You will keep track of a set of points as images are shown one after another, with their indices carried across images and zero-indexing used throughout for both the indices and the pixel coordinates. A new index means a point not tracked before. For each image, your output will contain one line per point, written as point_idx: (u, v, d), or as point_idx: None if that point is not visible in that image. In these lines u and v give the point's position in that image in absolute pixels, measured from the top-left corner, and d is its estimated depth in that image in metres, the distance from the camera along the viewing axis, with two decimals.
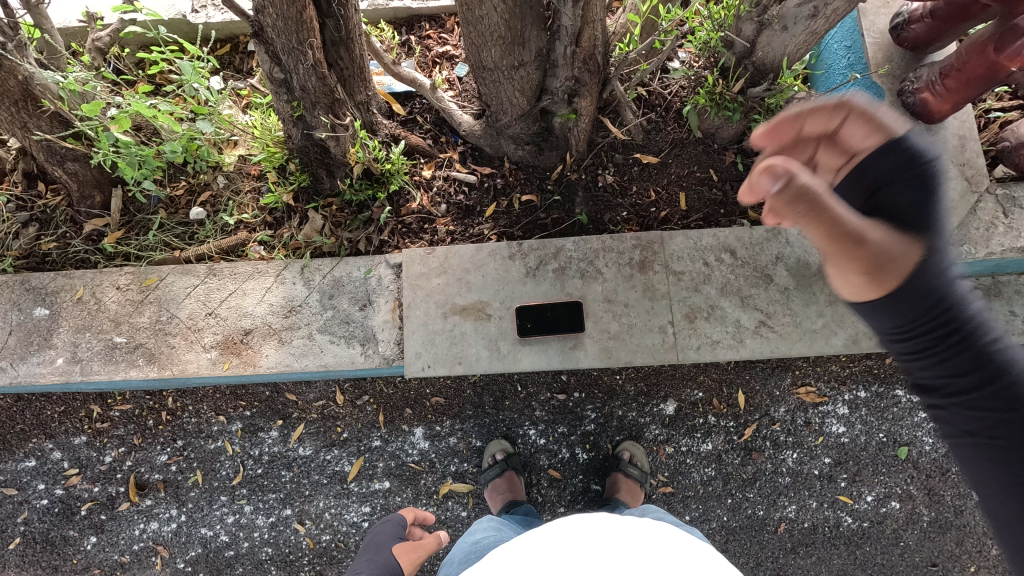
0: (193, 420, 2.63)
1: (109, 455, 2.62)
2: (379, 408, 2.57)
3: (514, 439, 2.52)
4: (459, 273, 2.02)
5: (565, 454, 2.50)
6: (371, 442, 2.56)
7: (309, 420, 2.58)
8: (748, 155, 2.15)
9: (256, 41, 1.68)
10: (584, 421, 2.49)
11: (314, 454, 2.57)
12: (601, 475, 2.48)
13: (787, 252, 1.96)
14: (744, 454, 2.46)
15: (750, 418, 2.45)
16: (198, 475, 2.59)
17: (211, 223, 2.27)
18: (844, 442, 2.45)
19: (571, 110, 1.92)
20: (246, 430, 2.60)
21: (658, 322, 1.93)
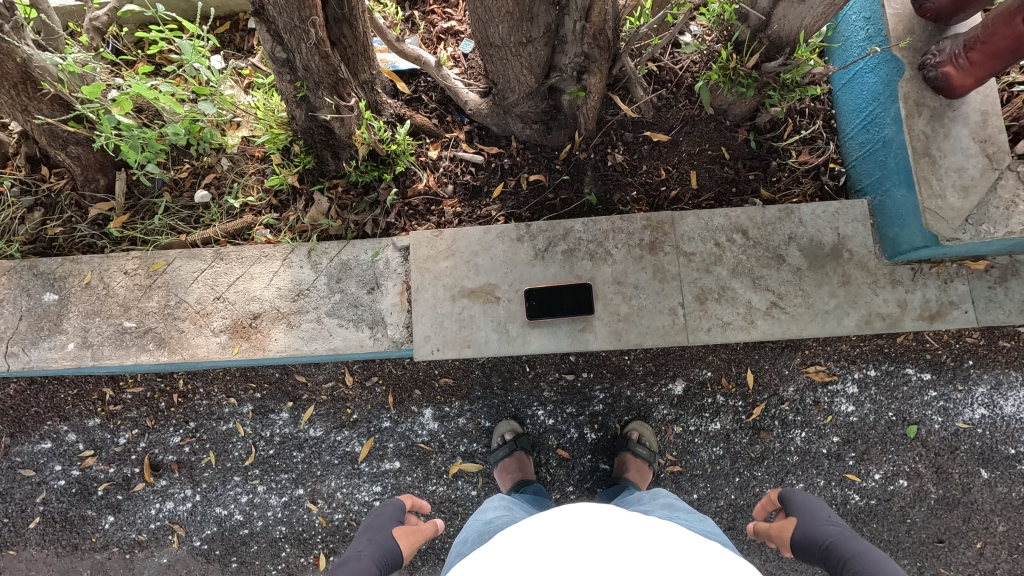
0: (205, 402, 2.65)
1: (123, 437, 2.66)
2: (388, 389, 2.58)
3: (523, 420, 2.53)
4: (467, 255, 2.00)
5: (573, 434, 2.51)
6: (381, 423, 2.58)
7: (319, 401, 2.60)
8: (761, 132, 2.10)
9: (257, 20, 1.64)
10: (592, 401, 2.49)
11: (325, 435, 2.59)
12: (610, 454, 2.49)
13: (800, 232, 1.93)
14: (752, 433, 2.47)
15: (759, 398, 2.45)
16: (211, 456, 2.62)
17: (217, 206, 2.25)
18: (853, 421, 2.44)
19: (580, 87, 1.87)
20: (257, 412, 2.62)
21: (668, 304, 1.92)
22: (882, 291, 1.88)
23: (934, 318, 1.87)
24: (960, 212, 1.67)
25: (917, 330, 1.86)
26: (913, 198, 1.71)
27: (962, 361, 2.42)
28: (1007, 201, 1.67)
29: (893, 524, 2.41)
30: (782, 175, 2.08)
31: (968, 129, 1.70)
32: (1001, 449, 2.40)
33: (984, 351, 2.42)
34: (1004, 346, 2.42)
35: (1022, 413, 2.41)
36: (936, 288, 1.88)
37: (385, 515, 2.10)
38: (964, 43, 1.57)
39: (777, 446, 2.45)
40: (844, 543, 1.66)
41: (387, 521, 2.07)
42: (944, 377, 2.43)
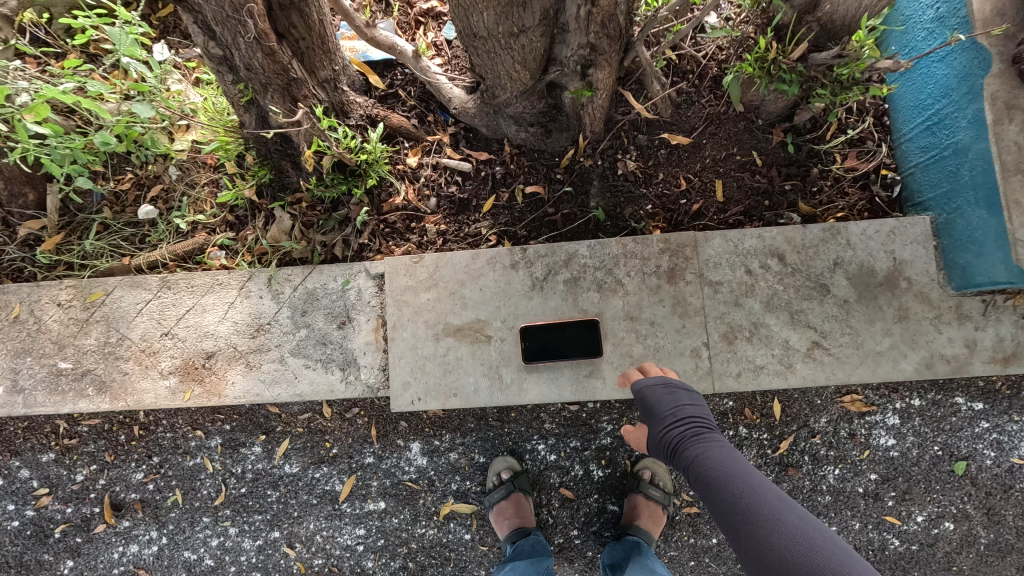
0: (169, 435, 2.39)
1: (80, 473, 2.40)
2: (370, 421, 2.31)
3: (522, 455, 2.25)
4: (453, 286, 1.70)
5: (578, 471, 2.24)
6: (364, 458, 2.31)
7: (294, 434, 2.33)
8: (800, 133, 1.77)
9: (181, 9, 1.31)
10: (599, 435, 2.22)
11: (302, 472, 2.33)
12: (618, 494, 2.23)
13: (848, 257, 1.62)
14: (778, 470, 2.19)
15: (787, 431, 2.17)
16: (177, 495, 2.37)
17: (164, 223, 1.94)
18: (894, 457, 2.16)
19: (585, 85, 1.54)
20: (227, 446, 2.36)
21: (690, 344, 1.62)
22: (945, 328, 1.58)
23: (1008, 360, 1.57)
24: None
25: (987, 375, 1.56)
26: (998, 224, 1.41)
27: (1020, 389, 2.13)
28: None
29: (935, 571, 2.15)
30: (825, 184, 1.75)
31: None
32: None
33: None
34: None
35: None
36: (1011, 324, 1.57)
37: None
38: None
39: (806, 485, 2.19)
40: (684, 451, 1.38)
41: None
42: (998, 407, 2.14)
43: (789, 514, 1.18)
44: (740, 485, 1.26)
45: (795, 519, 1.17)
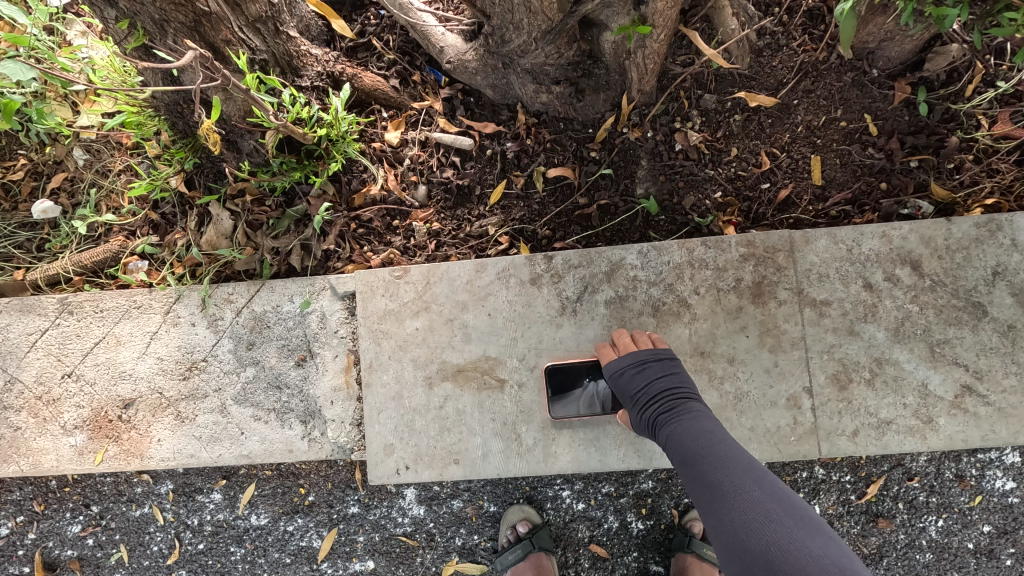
0: (110, 480, 1.95)
1: (4, 527, 1.97)
2: (354, 463, 1.85)
3: (542, 505, 1.80)
4: (450, 309, 1.23)
5: (613, 524, 1.78)
6: (347, 508, 1.86)
7: (261, 478, 1.89)
8: (932, 88, 1.26)
9: None
10: (639, 479, 1.76)
11: (271, 525, 1.88)
12: (664, 551, 1.78)
13: (1011, 264, 1.14)
14: (865, 521, 1.74)
15: (877, 473, 1.71)
16: (122, 552, 1.94)
17: (68, 226, 1.47)
18: (1013, 503, 1.71)
19: (639, 17, 1.03)
20: (179, 492, 1.92)
21: (786, 391, 1.15)
22: None
23: None
24: None
25: None
26: None
27: None
28: None
29: None
30: (966, 160, 1.25)
31: None
32: None
33: None
34: None
35: None
36: None
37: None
38: None
39: (901, 539, 1.73)
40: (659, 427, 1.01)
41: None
42: None
43: (777, 508, 0.80)
44: (718, 467, 0.89)
45: (779, 512, 0.80)
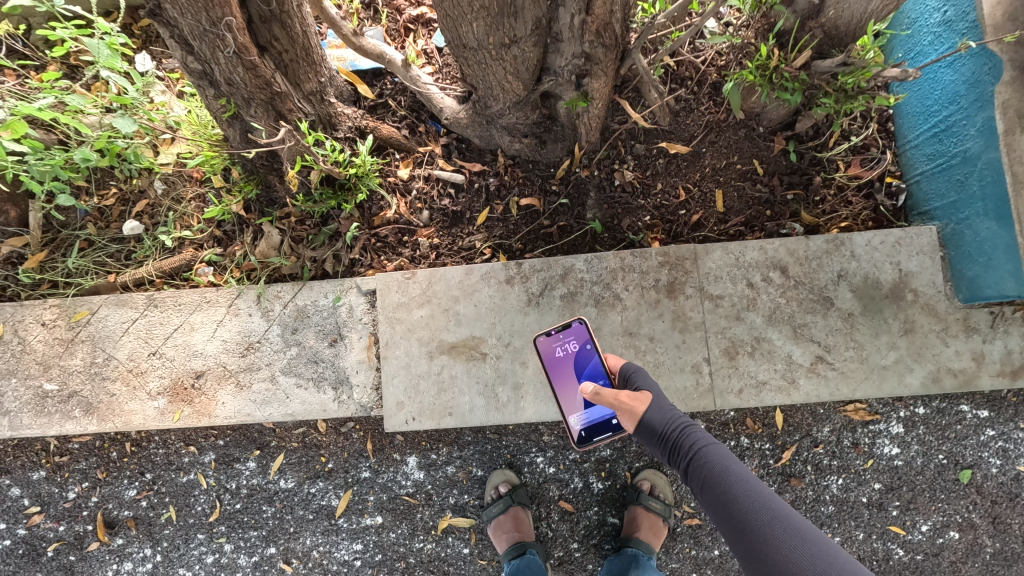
0: (161, 451, 2.36)
1: (72, 491, 2.37)
2: (366, 436, 2.26)
3: (520, 468, 2.20)
4: (446, 301, 1.66)
5: (577, 484, 2.19)
6: (360, 473, 2.26)
7: (289, 449, 2.29)
8: (802, 140, 1.71)
9: (156, 23, 1.25)
10: (598, 447, 2.17)
11: (297, 487, 2.28)
12: (620, 506, 2.19)
13: (852, 269, 1.58)
14: (781, 480, 2.16)
15: (790, 441, 2.13)
16: (171, 511, 2.33)
17: (150, 240, 1.88)
18: (898, 466, 2.13)
19: (580, 95, 1.48)
20: (220, 462, 2.31)
21: (691, 361, 1.58)
22: (954, 341, 1.54)
23: (1016, 374, 1.53)
24: None
25: (996, 389, 1.52)
26: (1009, 235, 1.36)
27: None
28: None
29: None
30: (828, 193, 1.70)
31: None
32: None
33: None
34: None
35: None
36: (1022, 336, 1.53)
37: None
38: None
39: (810, 495, 2.15)
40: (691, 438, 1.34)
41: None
42: (1003, 415, 2.12)
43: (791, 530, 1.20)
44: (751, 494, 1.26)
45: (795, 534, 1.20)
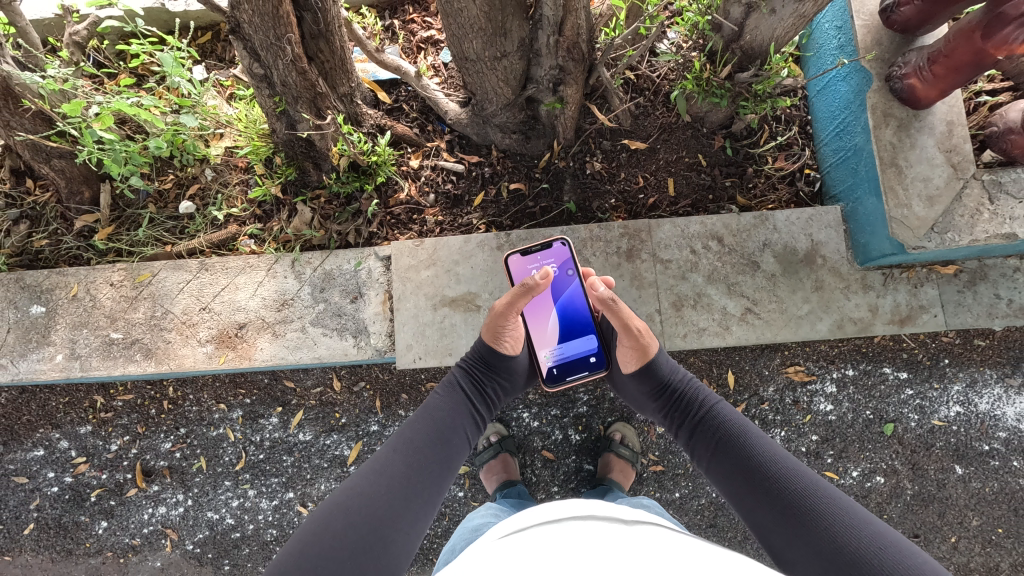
0: (195, 408, 2.42)
1: (114, 443, 2.43)
2: (375, 393, 2.36)
3: (508, 422, 2.40)
4: (448, 264, 2.07)
5: (558, 435, 2.39)
6: (369, 427, 2.36)
7: (307, 405, 2.38)
8: (738, 139, 2.12)
9: (234, 38, 1.65)
10: (576, 404, 2.38)
11: (314, 439, 2.38)
12: (595, 455, 2.38)
13: (774, 239, 2.01)
14: None
15: (739, 400, 2.24)
16: (202, 461, 2.41)
17: (201, 217, 2.24)
18: (832, 421, 2.25)
19: (557, 98, 1.87)
20: (246, 417, 2.39)
21: (646, 311, 1.99)
22: (854, 296, 1.98)
23: (903, 321, 1.98)
24: (925, 221, 1.76)
25: (888, 333, 1.97)
26: (880, 207, 1.80)
27: (938, 360, 2.23)
28: (972, 210, 1.76)
29: None
30: (758, 182, 2.11)
31: (934, 139, 1.79)
32: (975, 445, 2.23)
33: (960, 350, 2.22)
34: (980, 344, 2.22)
35: (996, 410, 2.23)
36: (906, 292, 1.99)
37: (512, 335, 1.72)
38: (927, 56, 1.63)
39: None
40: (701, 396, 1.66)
41: (510, 341, 1.72)
42: (922, 375, 2.24)
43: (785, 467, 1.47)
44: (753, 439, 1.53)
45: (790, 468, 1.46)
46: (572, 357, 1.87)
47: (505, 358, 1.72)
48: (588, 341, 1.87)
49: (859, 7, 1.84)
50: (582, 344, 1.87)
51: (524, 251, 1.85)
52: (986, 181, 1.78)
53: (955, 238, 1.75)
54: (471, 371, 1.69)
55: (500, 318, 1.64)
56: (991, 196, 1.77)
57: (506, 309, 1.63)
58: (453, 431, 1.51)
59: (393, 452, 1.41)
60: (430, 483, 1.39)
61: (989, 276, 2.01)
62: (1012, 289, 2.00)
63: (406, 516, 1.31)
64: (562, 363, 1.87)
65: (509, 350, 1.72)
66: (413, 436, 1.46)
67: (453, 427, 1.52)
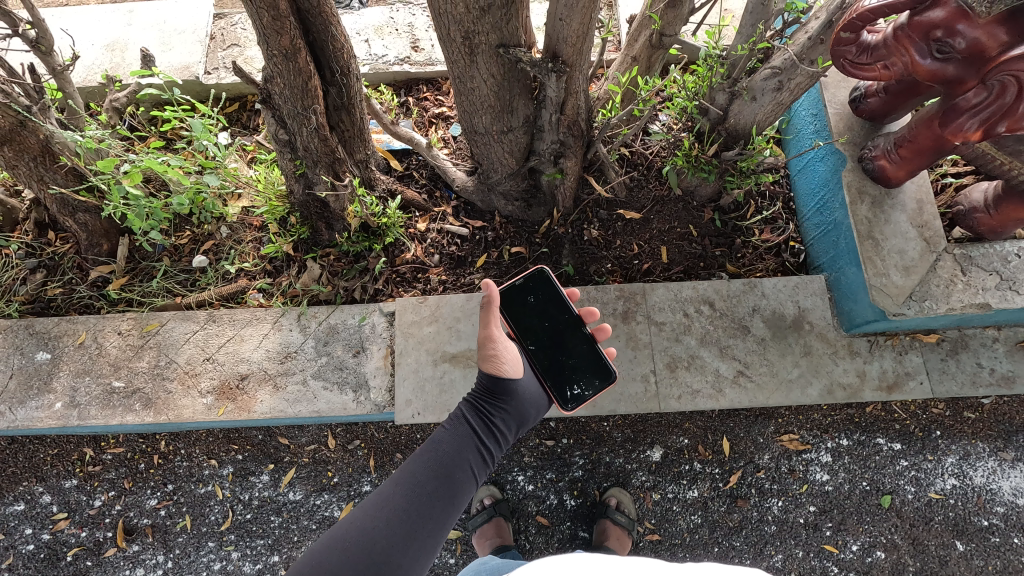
0: (186, 464, 2.33)
1: (99, 499, 2.32)
2: (370, 451, 2.31)
3: (503, 485, 2.29)
4: (450, 322, 2.16)
5: (553, 500, 2.28)
6: (362, 487, 2.30)
7: (300, 463, 2.31)
8: (726, 212, 2.27)
9: (264, 107, 1.81)
10: (572, 467, 2.27)
11: (304, 499, 2.30)
12: (590, 522, 2.26)
13: (763, 304, 2.11)
14: (729, 501, 2.23)
15: (736, 465, 2.22)
16: (187, 520, 2.30)
17: (213, 270, 2.33)
18: (829, 491, 2.22)
19: (557, 170, 2.02)
20: (237, 474, 2.32)
21: (641, 372, 2.06)
22: (842, 361, 2.05)
23: (891, 388, 2.04)
24: (903, 289, 1.89)
25: (877, 399, 2.02)
26: (860, 275, 1.93)
27: (930, 431, 2.25)
28: (946, 280, 1.90)
29: None
30: (746, 252, 2.24)
31: (907, 215, 1.97)
32: (974, 521, 2.20)
33: (951, 421, 2.25)
34: (970, 417, 2.25)
35: (992, 484, 2.22)
36: (892, 359, 2.07)
37: (510, 359, 1.65)
38: (894, 141, 1.84)
39: (755, 515, 2.22)
40: None
41: (511, 365, 1.64)
42: (914, 447, 2.25)
43: None
44: None
45: None
46: (575, 378, 1.74)
47: (511, 384, 1.62)
48: (589, 359, 1.74)
49: (831, 98, 2.07)
50: (581, 364, 1.74)
51: (508, 286, 1.74)
52: (956, 254, 1.94)
53: (934, 305, 1.87)
54: (478, 401, 1.60)
55: (487, 345, 1.61)
56: (962, 268, 1.93)
57: (489, 333, 1.61)
58: (458, 465, 1.43)
59: (392, 489, 1.35)
60: (432, 520, 1.32)
61: (970, 345, 2.11)
62: (992, 358, 2.09)
63: (406, 554, 1.25)
64: (567, 382, 1.73)
65: (512, 375, 1.62)
66: (415, 471, 1.39)
67: (459, 460, 1.44)
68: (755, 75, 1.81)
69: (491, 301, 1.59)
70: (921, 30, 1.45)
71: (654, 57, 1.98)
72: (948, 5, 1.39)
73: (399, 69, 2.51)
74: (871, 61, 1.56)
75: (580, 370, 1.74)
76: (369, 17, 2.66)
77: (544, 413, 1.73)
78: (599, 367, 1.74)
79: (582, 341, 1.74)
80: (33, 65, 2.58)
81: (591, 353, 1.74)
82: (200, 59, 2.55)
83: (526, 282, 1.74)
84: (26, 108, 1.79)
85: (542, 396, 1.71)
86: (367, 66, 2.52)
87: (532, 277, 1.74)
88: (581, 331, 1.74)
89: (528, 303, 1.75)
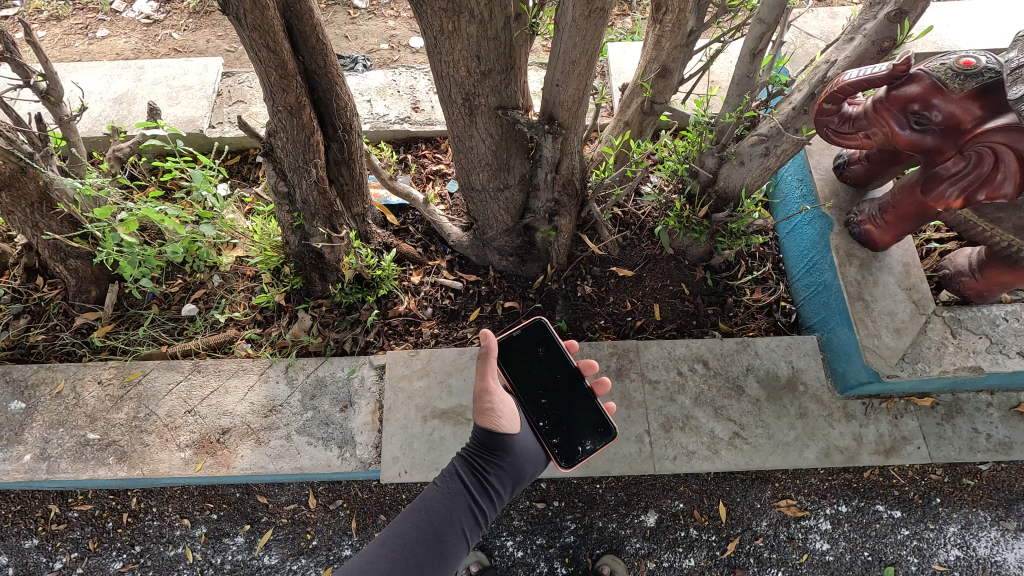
0: (156, 524, 2.21)
1: (60, 562, 2.18)
2: (352, 513, 2.20)
3: (491, 551, 2.17)
4: (442, 376, 2.13)
5: (543, 569, 2.16)
6: (342, 551, 2.18)
7: (278, 524, 2.20)
8: (717, 272, 2.31)
9: (266, 159, 1.85)
10: (563, 533, 2.17)
11: (279, 564, 2.17)
12: None
13: (756, 364, 2.11)
14: (726, 572, 2.13)
15: (732, 532, 2.14)
16: None
17: (202, 319, 2.30)
18: (830, 561, 2.13)
19: (552, 227, 2.06)
20: (210, 535, 2.19)
21: (635, 432, 2.01)
22: (838, 424, 2.03)
23: (889, 453, 2.01)
24: (896, 351, 1.90)
25: (874, 464, 1.98)
26: (853, 336, 1.94)
27: (930, 499, 2.19)
28: (937, 342, 1.92)
29: None
30: (738, 311, 2.26)
31: (894, 278, 2.01)
32: None
33: (950, 488, 2.21)
34: (970, 484, 2.21)
35: (996, 555, 2.15)
36: (888, 423, 2.05)
37: (506, 413, 1.59)
38: (879, 207, 1.91)
39: None
40: None
41: (507, 420, 1.58)
42: (915, 515, 2.18)
43: None
44: None
45: None
46: (581, 432, 1.69)
47: (508, 439, 1.55)
48: (592, 414, 1.70)
49: (816, 164, 2.15)
50: (586, 419, 1.70)
51: (505, 337, 1.71)
52: (945, 317, 1.96)
53: (927, 367, 1.87)
54: (473, 456, 1.55)
55: (482, 399, 1.55)
56: (952, 331, 1.95)
57: (484, 386, 1.55)
58: (449, 525, 1.38)
59: (378, 551, 1.31)
60: None
61: (964, 409, 2.10)
62: (987, 423, 2.07)
63: None
64: (572, 436, 1.69)
65: (507, 430, 1.56)
66: (403, 532, 1.35)
67: (450, 520, 1.39)
68: (743, 141, 1.89)
69: (489, 352, 1.55)
70: (899, 102, 1.52)
71: (645, 123, 2.07)
72: (923, 80, 1.48)
73: (399, 128, 2.60)
74: (853, 131, 1.62)
75: (584, 427, 1.69)
76: (372, 79, 2.77)
77: (540, 470, 1.67)
78: (601, 424, 1.69)
79: (584, 396, 1.70)
80: (41, 115, 2.64)
81: (595, 408, 1.70)
82: (204, 113, 2.63)
83: (528, 335, 1.71)
84: (29, 156, 1.81)
85: (540, 452, 1.65)
86: (368, 124, 2.60)
87: (532, 328, 1.72)
88: (584, 386, 1.70)
89: (528, 357, 1.71)
